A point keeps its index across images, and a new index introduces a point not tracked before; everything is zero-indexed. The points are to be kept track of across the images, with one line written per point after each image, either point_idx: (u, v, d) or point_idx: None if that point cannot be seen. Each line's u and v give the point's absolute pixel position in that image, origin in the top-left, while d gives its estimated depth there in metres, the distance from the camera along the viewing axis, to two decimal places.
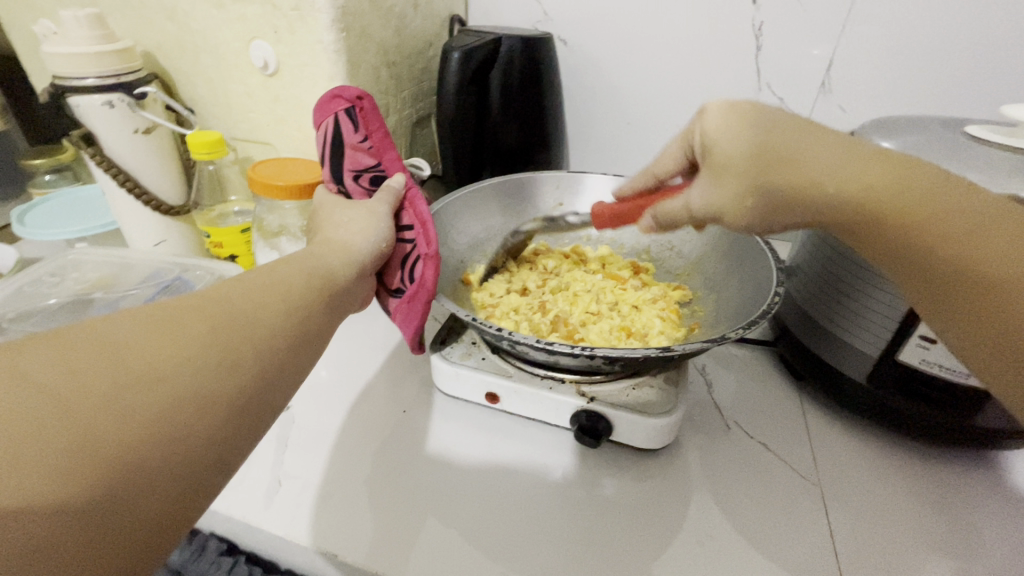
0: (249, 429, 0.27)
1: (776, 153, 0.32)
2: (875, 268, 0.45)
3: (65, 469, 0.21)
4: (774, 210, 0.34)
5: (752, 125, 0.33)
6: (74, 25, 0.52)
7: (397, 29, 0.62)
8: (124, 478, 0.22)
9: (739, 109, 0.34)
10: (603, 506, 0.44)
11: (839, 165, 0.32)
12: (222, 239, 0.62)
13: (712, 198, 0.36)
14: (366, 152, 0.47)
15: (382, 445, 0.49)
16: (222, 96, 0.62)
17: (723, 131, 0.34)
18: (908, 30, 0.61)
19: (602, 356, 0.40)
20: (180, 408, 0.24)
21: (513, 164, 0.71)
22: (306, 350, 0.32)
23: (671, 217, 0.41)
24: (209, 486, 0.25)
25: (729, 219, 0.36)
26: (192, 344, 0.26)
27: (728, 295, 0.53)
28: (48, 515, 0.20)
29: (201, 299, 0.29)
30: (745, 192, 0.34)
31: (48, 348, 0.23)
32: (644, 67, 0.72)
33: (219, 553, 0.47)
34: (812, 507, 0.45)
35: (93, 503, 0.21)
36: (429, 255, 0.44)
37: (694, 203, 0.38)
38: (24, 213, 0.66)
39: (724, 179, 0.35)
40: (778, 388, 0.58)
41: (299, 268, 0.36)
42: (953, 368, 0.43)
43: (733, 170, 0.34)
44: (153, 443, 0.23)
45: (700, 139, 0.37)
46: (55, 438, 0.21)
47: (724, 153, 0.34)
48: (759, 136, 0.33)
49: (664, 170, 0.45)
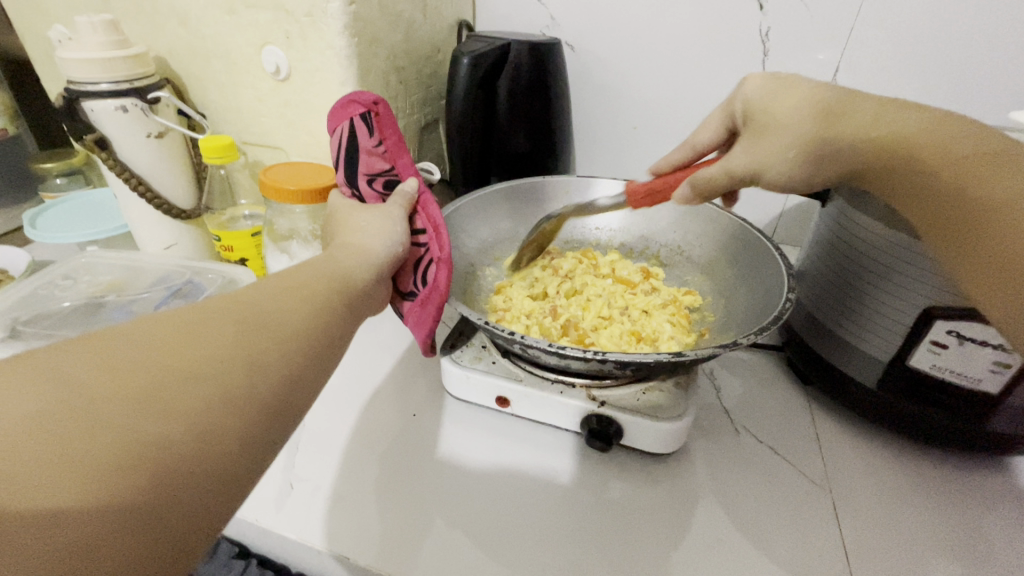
0: (278, 429, 0.28)
1: (795, 108, 0.38)
2: (886, 270, 0.45)
3: (106, 470, 0.21)
4: (808, 160, 0.37)
5: (788, 89, 0.40)
6: (90, 31, 0.53)
7: (406, 34, 0.63)
8: (162, 478, 0.22)
9: (775, 79, 0.42)
10: (613, 510, 0.45)
11: (874, 113, 0.35)
12: (233, 243, 0.62)
13: (752, 156, 0.41)
14: (380, 156, 0.48)
15: (392, 448, 0.49)
16: (233, 101, 0.62)
17: (761, 96, 0.42)
18: (916, 35, 0.62)
19: (614, 361, 0.40)
20: (212, 409, 0.25)
21: (521, 168, 0.71)
22: (330, 349, 0.32)
23: (706, 180, 0.44)
24: (242, 486, 0.25)
25: (767, 176, 0.40)
26: (221, 346, 0.26)
27: (738, 300, 0.53)
28: (93, 515, 0.21)
29: (227, 303, 0.29)
30: (785, 142, 0.38)
31: (86, 352, 0.24)
32: (651, 72, 0.73)
33: (230, 556, 0.48)
34: (822, 512, 0.45)
35: (134, 504, 0.21)
36: (442, 259, 0.45)
37: (736, 161, 0.42)
38: (36, 216, 0.66)
39: (766, 136, 0.40)
40: (787, 393, 0.58)
41: (320, 271, 0.36)
42: (964, 374, 0.43)
43: (773, 124, 0.40)
44: (188, 444, 0.23)
45: (742, 108, 0.44)
46: (95, 439, 0.21)
47: (768, 110, 0.40)
48: (772, 98, 0.40)
49: (703, 141, 0.49)
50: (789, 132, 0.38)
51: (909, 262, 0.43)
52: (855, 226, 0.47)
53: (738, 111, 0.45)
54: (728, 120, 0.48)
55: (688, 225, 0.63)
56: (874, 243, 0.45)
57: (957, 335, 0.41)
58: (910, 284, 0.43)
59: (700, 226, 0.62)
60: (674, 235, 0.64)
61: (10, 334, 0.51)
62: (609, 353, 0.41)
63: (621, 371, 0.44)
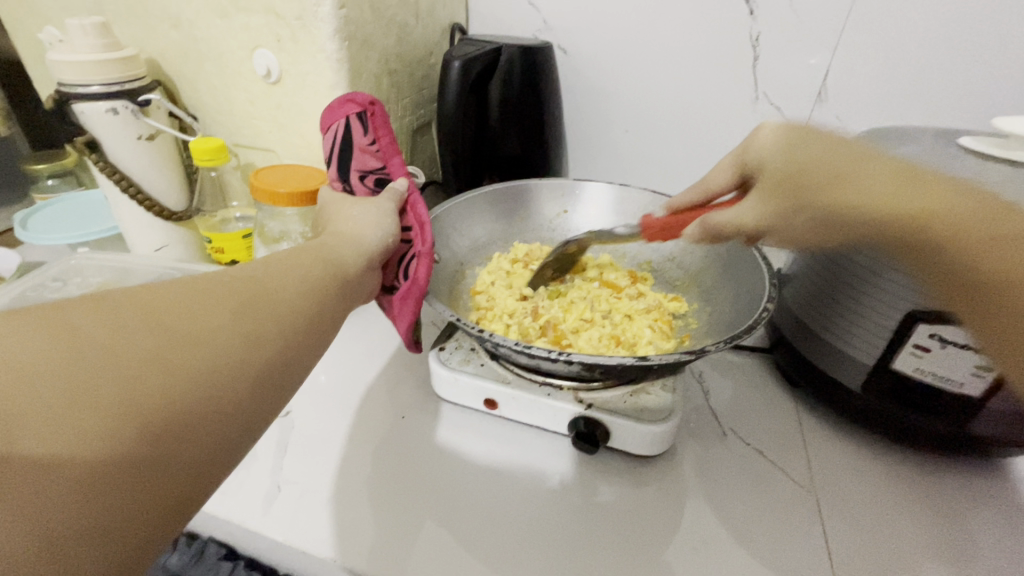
0: (271, 401, 0.28)
1: (793, 164, 0.37)
2: (871, 272, 0.45)
3: (112, 418, 0.21)
4: (814, 225, 0.37)
5: (798, 144, 0.38)
6: (80, 33, 0.53)
7: (398, 38, 0.63)
8: (165, 434, 0.23)
9: (788, 129, 0.39)
10: (600, 512, 0.45)
11: (891, 189, 0.32)
12: (224, 245, 0.62)
13: (762, 213, 0.40)
14: (373, 154, 0.48)
15: (382, 450, 0.49)
16: (225, 103, 0.63)
17: (775, 149, 0.40)
18: (903, 40, 0.62)
19: (579, 361, 0.40)
20: (214, 373, 0.25)
21: (513, 171, 0.72)
22: (326, 329, 0.32)
23: (720, 225, 0.43)
24: (235, 451, 0.26)
25: (783, 233, 0.40)
26: (223, 314, 0.27)
27: (722, 305, 0.54)
28: (96, 462, 0.21)
29: (230, 276, 0.29)
30: (785, 204, 0.38)
31: (95, 307, 0.24)
32: (642, 76, 0.73)
33: (219, 558, 0.47)
34: (808, 514, 0.46)
35: (135, 457, 0.22)
36: (423, 254, 0.45)
37: (746, 215, 0.41)
38: (28, 217, 0.67)
39: (774, 195, 0.39)
40: (774, 395, 0.58)
41: (318, 253, 0.37)
42: (946, 377, 0.43)
43: (791, 182, 0.38)
44: (190, 404, 0.24)
45: (755, 156, 0.42)
46: (103, 390, 0.22)
47: (781, 165, 0.39)
48: (796, 151, 0.38)
49: (717, 184, 0.48)
50: (785, 200, 0.38)
51: (892, 264, 0.44)
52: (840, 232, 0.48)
53: (750, 159, 0.43)
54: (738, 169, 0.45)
55: None
56: (860, 247, 0.46)
57: (938, 338, 0.42)
58: (895, 284, 0.44)
59: None
60: (666, 242, 0.64)
61: None
62: (576, 354, 0.42)
63: (594, 373, 0.44)
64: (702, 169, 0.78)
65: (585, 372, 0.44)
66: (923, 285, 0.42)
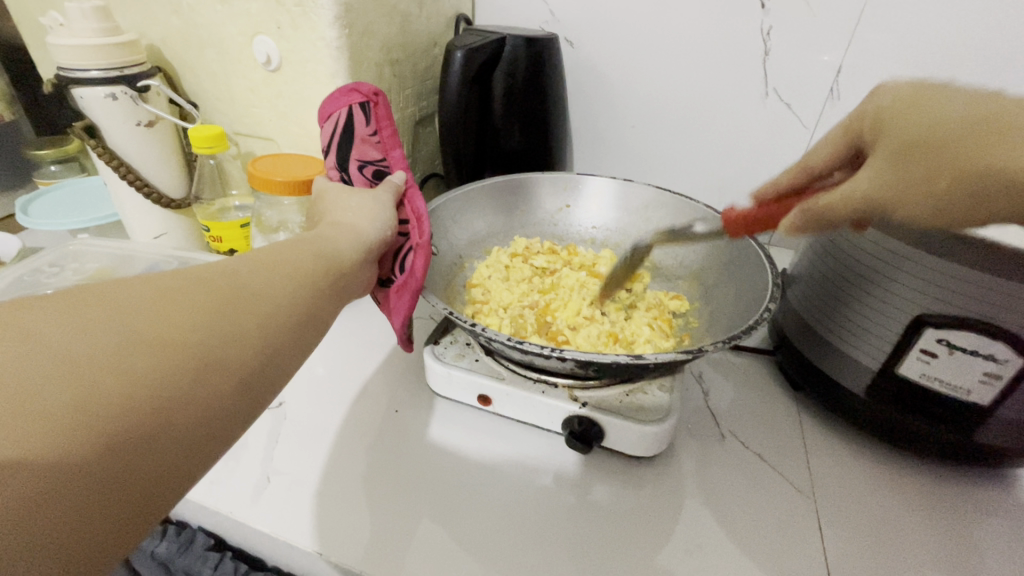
0: (251, 402, 0.27)
1: (933, 120, 0.32)
2: (883, 274, 0.44)
3: (68, 426, 0.20)
4: (962, 191, 0.29)
5: (931, 105, 0.33)
6: (80, 17, 0.53)
7: (401, 27, 0.62)
8: (127, 441, 0.22)
9: (917, 93, 0.35)
10: (593, 513, 0.44)
11: None
12: (222, 233, 0.62)
13: (883, 178, 0.33)
14: (374, 145, 0.48)
15: (373, 443, 0.48)
16: (226, 91, 0.62)
17: (898, 114, 0.34)
18: (919, 37, 0.61)
19: (572, 358, 0.39)
20: (185, 375, 0.24)
21: (516, 165, 0.71)
22: (312, 328, 0.31)
23: (821, 208, 0.36)
24: (207, 456, 0.25)
25: (906, 206, 0.32)
26: (198, 314, 0.26)
27: (724, 305, 0.52)
28: (51, 472, 0.20)
29: (206, 272, 0.28)
30: (923, 162, 0.31)
31: (55, 311, 0.23)
32: (651, 69, 0.72)
33: (207, 548, 0.47)
34: (808, 521, 0.44)
35: (88, 467, 0.21)
36: (420, 246, 0.45)
37: (861, 186, 0.34)
38: (27, 203, 0.66)
39: (899, 160, 0.33)
40: (776, 398, 0.57)
41: (309, 247, 0.35)
42: (953, 384, 0.42)
43: (930, 141, 0.31)
44: (156, 409, 0.23)
45: (869, 119, 0.37)
46: (59, 396, 0.21)
47: (912, 128, 0.33)
48: (924, 117, 0.32)
49: (818, 161, 0.41)
50: (926, 150, 0.31)
51: (904, 267, 0.42)
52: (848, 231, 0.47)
53: (864, 127, 0.38)
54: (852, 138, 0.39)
55: None
56: (870, 248, 0.45)
57: (947, 343, 0.41)
58: (908, 287, 0.42)
59: None
60: None
61: None
62: (571, 351, 0.41)
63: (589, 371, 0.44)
64: (710, 165, 0.76)
65: (579, 369, 0.43)
66: (944, 288, 0.40)
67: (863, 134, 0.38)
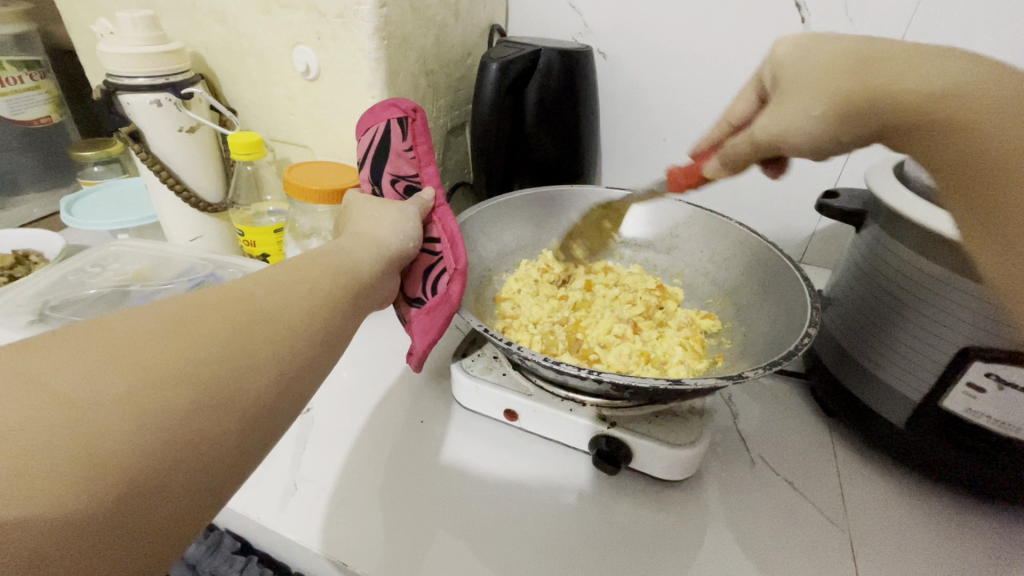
0: (270, 431, 0.27)
1: (816, 65, 0.33)
2: (925, 303, 0.42)
3: (75, 476, 0.20)
4: (836, 123, 0.32)
5: (815, 46, 0.34)
6: (130, 25, 0.54)
7: (437, 38, 0.63)
8: (135, 490, 0.22)
9: (807, 37, 0.36)
10: (617, 534, 0.43)
11: (922, 67, 0.28)
12: (256, 238, 0.63)
13: (774, 121, 0.36)
14: (409, 160, 0.48)
15: (397, 453, 0.49)
16: (265, 99, 0.63)
17: (791, 55, 0.36)
18: (968, 52, 0.59)
19: (609, 381, 0.39)
20: (195, 415, 0.24)
21: (546, 177, 0.70)
22: (330, 349, 0.31)
23: (734, 152, 0.40)
24: (221, 494, 0.25)
25: (799, 143, 0.34)
26: (212, 347, 0.26)
27: (758, 329, 0.51)
28: (55, 528, 0.20)
29: (218, 299, 0.28)
30: (811, 101, 0.33)
31: (60, 352, 0.23)
32: (685, 81, 0.71)
33: (233, 551, 0.48)
34: (840, 554, 0.43)
35: (102, 516, 0.21)
36: (457, 271, 0.45)
37: (761, 128, 0.36)
38: (73, 203, 0.69)
39: (790, 101, 0.35)
40: (808, 424, 0.55)
41: (328, 263, 0.35)
42: (1002, 420, 0.40)
43: (801, 84, 0.34)
44: (165, 453, 0.23)
45: (769, 69, 0.39)
46: (64, 447, 0.20)
47: (798, 71, 0.35)
48: (806, 57, 0.35)
49: (738, 116, 0.45)
50: (810, 89, 0.33)
51: (947, 297, 0.41)
52: (892, 255, 0.45)
53: (765, 77, 0.40)
54: (756, 89, 0.42)
55: (716, 246, 0.60)
56: (913, 273, 0.43)
57: (996, 378, 0.39)
58: (950, 320, 0.41)
59: (726, 249, 0.59)
60: (701, 256, 0.62)
61: (38, 318, 0.53)
62: (607, 373, 0.40)
63: (622, 393, 0.43)
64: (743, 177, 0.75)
65: (612, 391, 0.43)
66: (994, 322, 0.38)
67: (763, 83, 0.41)
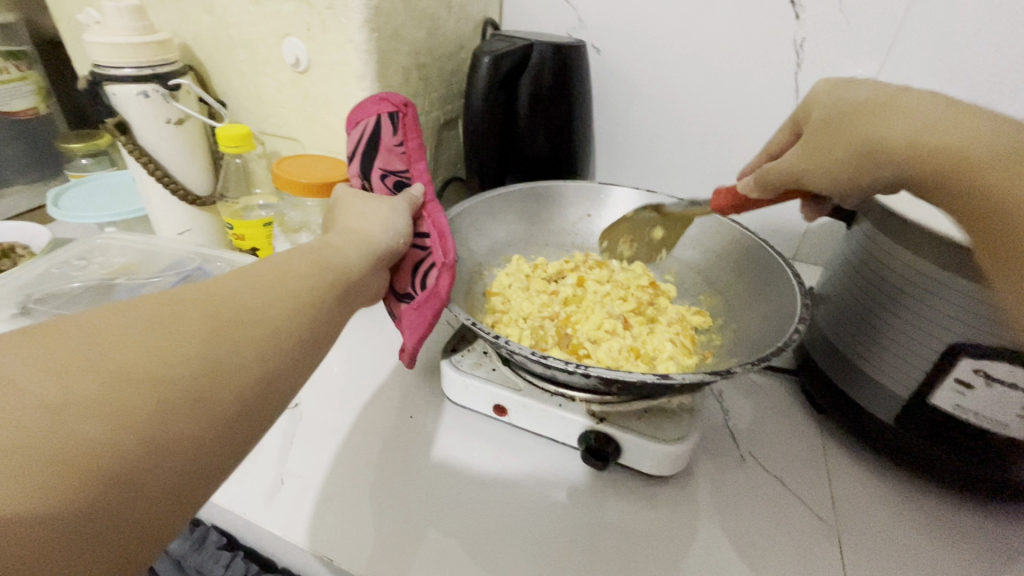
0: (251, 430, 0.26)
1: (841, 111, 0.39)
2: (915, 301, 0.42)
3: (45, 477, 0.20)
4: (852, 164, 0.37)
5: (848, 88, 0.40)
6: (116, 16, 0.54)
7: (430, 31, 0.62)
8: (107, 491, 0.21)
9: (837, 84, 0.42)
10: (606, 529, 0.43)
11: (922, 120, 0.33)
12: (245, 231, 0.62)
13: (801, 159, 0.41)
14: (399, 156, 0.47)
15: (386, 448, 0.48)
16: (255, 91, 0.63)
17: (824, 99, 0.42)
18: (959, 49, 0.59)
19: (597, 376, 0.39)
20: (172, 413, 0.23)
21: (538, 171, 0.70)
22: (315, 346, 0.31)
23: (765, 177, 0.44)
24: (198, 494, 0.24)
25: (817, 178, 0.40)
26: (192, 344, 0.25)
27: (748, 326, 0.51)
28: (23, 532, 0.19)
29: (199, 296, 0.27)
30: (831, 146, 0.39)
31: (34, 351, 0.22)
32: (677, 77, 0.71)
33: (219, 547, 0.47)
34: (829, 550, 0.43)
35: (72, 518, 0.20)
36: (446, 265, 0.45)
37: (788, 164, 0.42)
38: (59, 195, 0.68)
39: (818, 139, 0.40)
40: (799, 420, 0.55)
41: (316, 260, 0.35)
42: (989, 417, 0.40)
43: (831, 122, 0.40)
44: (139, 452, 0.22)
45: (804, 107, 0.44)
46: (36, 448, 0.20)
47: (828, 110, 0.40)
48: (834, 103, 0.40)
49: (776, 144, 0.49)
50: (831, 136, 0.39)
51: (937, 295, 0.41)
52: (885, 254, 0.45)
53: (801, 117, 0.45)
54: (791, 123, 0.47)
55: (709, 242, 0.60)
56: (905, 271, 0.43)
57: (984, 375, 0.39)
58: (940, 319, 0.41)
59: (718, 245, 0.59)
60: (693, 252, 0.62)
61: (21, 311, 0.53)
62: (595, 367, 0.40)
63: (610, 389, 0.43)
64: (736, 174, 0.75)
65: (600, 386, 0.43)
66: (982, 319, 0.38)
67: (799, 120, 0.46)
